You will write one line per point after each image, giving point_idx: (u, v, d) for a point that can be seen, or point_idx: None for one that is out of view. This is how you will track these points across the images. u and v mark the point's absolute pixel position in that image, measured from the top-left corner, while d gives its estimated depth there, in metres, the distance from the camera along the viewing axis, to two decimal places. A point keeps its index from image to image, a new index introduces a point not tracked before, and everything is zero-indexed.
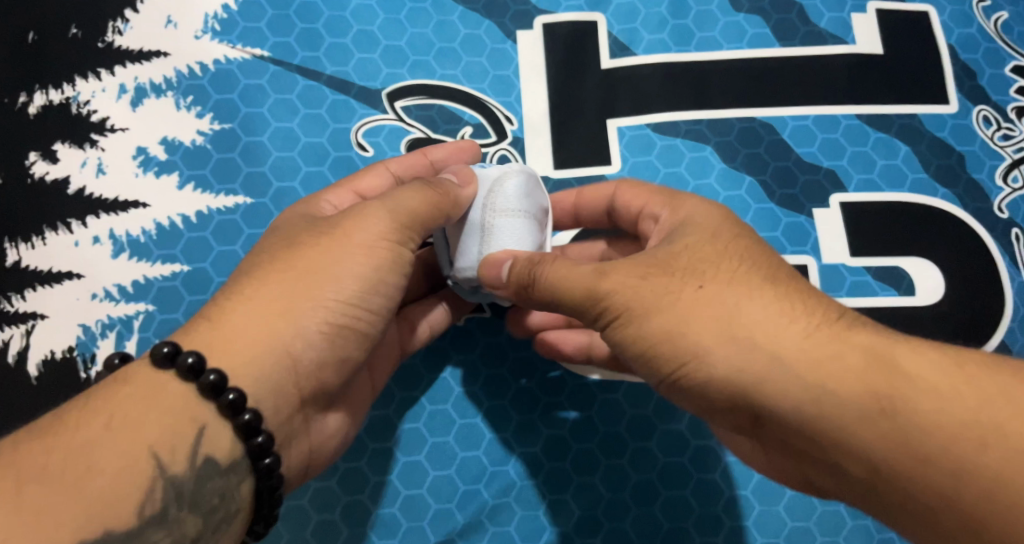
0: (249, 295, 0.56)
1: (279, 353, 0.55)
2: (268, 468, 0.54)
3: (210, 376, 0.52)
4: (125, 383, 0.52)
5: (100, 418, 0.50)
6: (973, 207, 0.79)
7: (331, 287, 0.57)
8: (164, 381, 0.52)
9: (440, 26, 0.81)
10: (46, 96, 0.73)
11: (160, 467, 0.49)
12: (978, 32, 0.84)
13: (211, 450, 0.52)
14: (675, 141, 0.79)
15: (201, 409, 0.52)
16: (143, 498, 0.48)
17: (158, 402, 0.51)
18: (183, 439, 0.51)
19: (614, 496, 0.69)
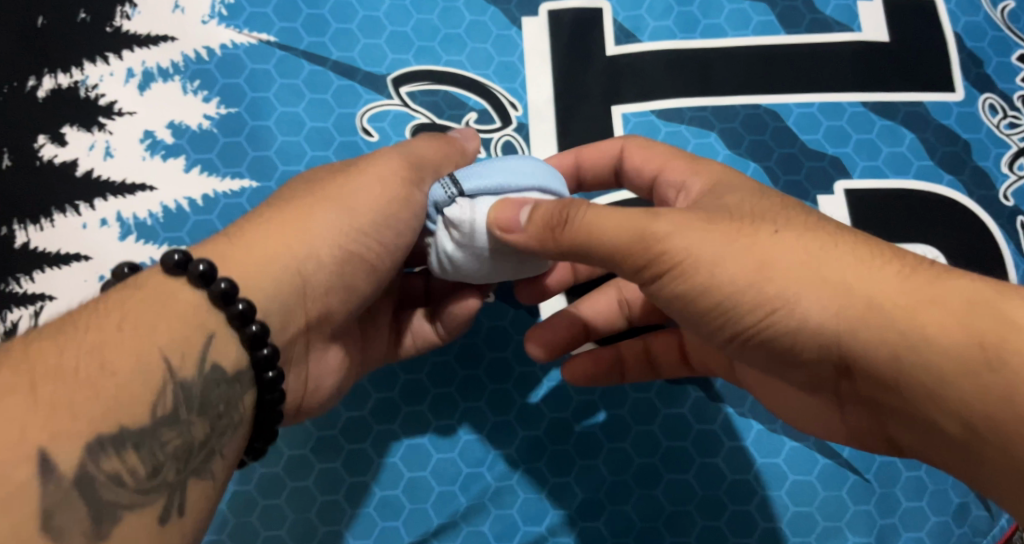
0: (267, 218, 0.58)
1: (294, 275, 0.57)
2: (270, 381, 0.54)
3: (221, 283, 0.52)
4: (135, 289, 0.52)
5: (112, 318, 0.50)
6: (978, 194, 0.78)
7: (346, 213, 0.59)
8: (174, 288, 0.52)
9: (445, 12, 0.81)
10: (54, 80, 0.74)
11: (170, 372, 0.49)
12: (984, 20, 0.84)
13: (218, 357, 0.52)
14: (679, 127, 0.80)
15: (209, 315, 0.52)
16: (155, 400, 0.48)
17: (169, 307, 0.51)
18: (193, 343, 0.51)
19: (616, 479, 0.69)
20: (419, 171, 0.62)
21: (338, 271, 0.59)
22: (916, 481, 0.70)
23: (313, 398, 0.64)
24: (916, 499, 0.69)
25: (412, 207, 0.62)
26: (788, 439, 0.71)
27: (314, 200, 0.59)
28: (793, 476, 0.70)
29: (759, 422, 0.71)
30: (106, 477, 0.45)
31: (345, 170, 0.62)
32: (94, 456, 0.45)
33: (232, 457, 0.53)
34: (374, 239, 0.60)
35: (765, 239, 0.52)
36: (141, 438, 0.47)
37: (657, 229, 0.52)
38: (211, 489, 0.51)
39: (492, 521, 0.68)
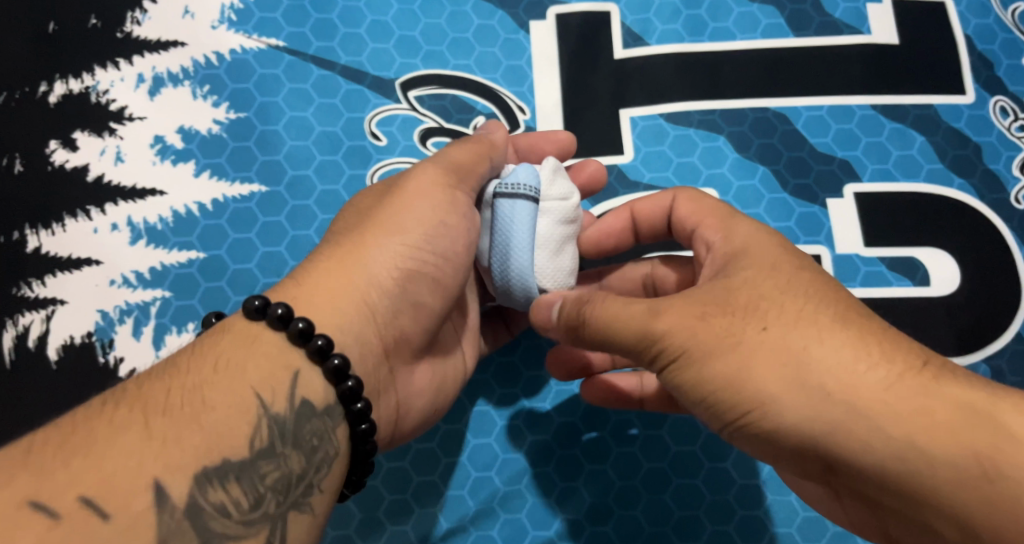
0: (334, 251, 0.59)
1: (362, 306, 0.57)
2: (359, 414, 0.54)
3: (300, 322, 0.53)
4: (223, 332, 0.54)
5: (206, 363, 0.52)
6: (989, 198, 0.78)
7: (403, 236, 0.59)
8: (256, 331, 0.54)
9: (453, 16, 0.82)
10: (65, 85, 0.75)
11: (264, 407, 0.51)
12: (995, 22, 0.84)
13: (306, 393, 0.53)
14: (688, 131, 0.79)
15: (293, 354, 0.54)
16: (252, 433, 0.50)
17: (256, 349, 0.53)
18: (281, 380, 0.52)
19: (625, 484, 0.69)
20: (460, 178, 0.62)
21: (402, 293, 0.59)
22: None
23: (406, 419, 0.63)
24: None
25: (461, 210, 0.62)
26: None
27: (369, 229, 0.60)
28: None
29: None
30: (213, 508, 0.47)
31: (398, 187, 0.62)
32: (201, 488, 0.47)
33: (332, 489, 0.53)
34: (430, 249, 0.60)
35: (753, 341, 0.51)
36: (240, 470, 0.49)
37: (655, 329, 0.53)
38: (314, 525, 0.52)
39: (500, 526, 0.68)
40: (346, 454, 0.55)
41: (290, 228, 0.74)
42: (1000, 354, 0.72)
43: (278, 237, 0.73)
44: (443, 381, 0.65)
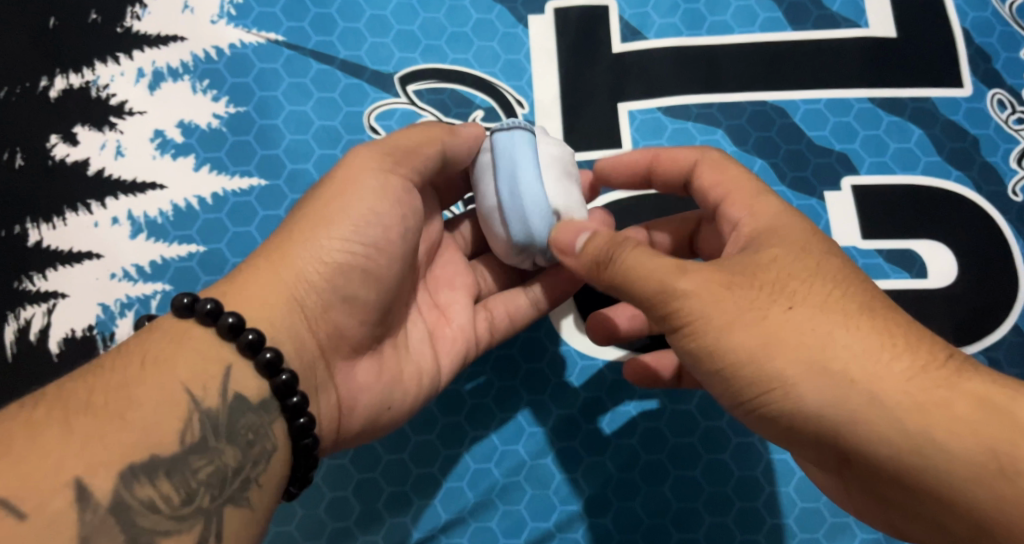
0: (268, 245, 0.59)
1: (287, 299, 0.57)
2: (295, 407, 0.53)
3: (229, 317, 0.53)
4: (152, 331, 0.53)
5: (133, 360, 0.51)
6: (987, 190, 0.78)
7: (335, 229, 0.58)
8: (186, 327, 0.53)
9: (452, 11, 0.82)
10: (66, 80, 0.75)
11: (194, 402, 0.50)
12: (992, 15, 0.84)
13: (239, 388, 0.52)
14: (686, 124, 0.80)
15: (223, 349, 0.53)
16: (182, 428, 0.49)
17: (184, 345, 0.52)
18: (211, 374, 0.52)
19: (624, 475, 0.70)
20: (396, 165, 0.61)
21: (330, 284, 0.58)
22: None
23: (351, 418, 0.60)
24: None
25: (397, 203, 0.60)
26: None
27: (305, 219, 0.59)
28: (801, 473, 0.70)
29: None
30: (141, 505, 0.46)
31: (331, 177, 0.61)
32: (127, 484, 0.46)
33: (272, 485, 0.53)
34: (360, 240, 0.58)
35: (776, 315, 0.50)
36: (171, 466, 0.48)
37: (678, 286, 0.52)
38: (254, 521, 0.51)
39: (500, 517, 0.68)
40: (285, 450, 0.54)
41: None
42: (997, 346, 0.73)
43: (278, 231, 0.74)
44: (393, 378, 0.63)
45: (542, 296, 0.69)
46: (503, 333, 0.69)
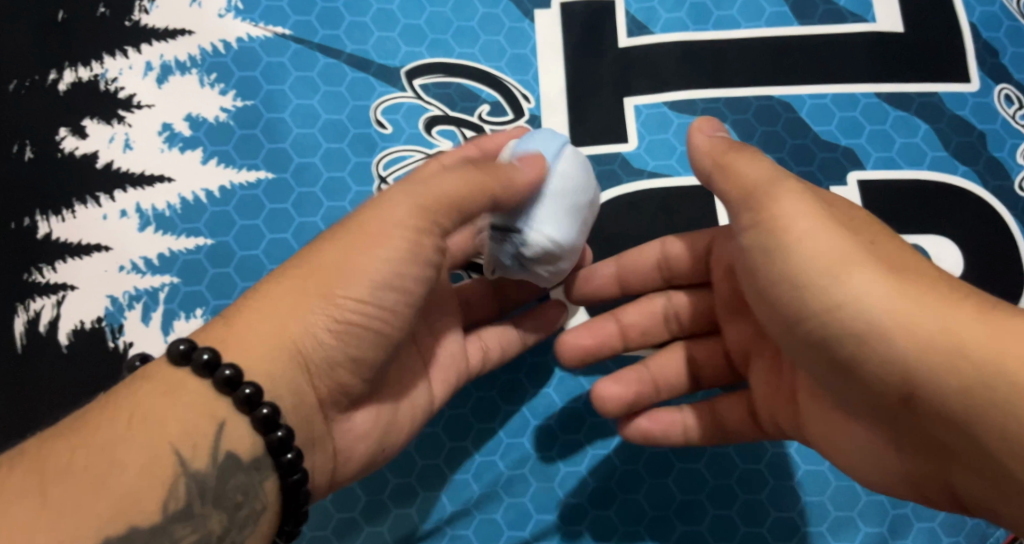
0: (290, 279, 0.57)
1: (288, 353, 0.55)
2: (291, 463, 0.54)
3: (226, 370, 0.52)
4: (146, 379, 0.53)
5: (122, 416, 0.51)
6: (993, 185, 0.78)
7: (353, 287, 0.56)
8: (182, 379, 0.53)
9: (458, 5, 0.82)
10: (75, 73, 0.76)
11: (182, 464, 0.50)
12: (1000, 10, 0.84)
13: (233, 446, 0.52)
14: (692, 119, 0.80)
15: (219, 404, 0.53)
16: (166, 496, 0.49)
17: (178, 399, 0.52)
18: (204, 435, 0.51)
19: (629, 468, 0.70)
20: (434, 220, 0.58)
21: (341, 344, 0.56)
22: None
23: (345, 468, 0.61)
24: None
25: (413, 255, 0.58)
26: None
27: (327, 269, 0.56)
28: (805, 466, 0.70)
29: None
30: None
31: (357, 222, 0.58)
32: None
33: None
34: (373, 303, 0.56)
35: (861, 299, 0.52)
36: (151, 537, 0.48)
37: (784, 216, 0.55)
38: None
39: (505, 509, 0.69)
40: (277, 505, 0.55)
41: (297, 214, 0.74)
42: None
43: (285, 224, 0.74)
44: (390, 422, 0.63)
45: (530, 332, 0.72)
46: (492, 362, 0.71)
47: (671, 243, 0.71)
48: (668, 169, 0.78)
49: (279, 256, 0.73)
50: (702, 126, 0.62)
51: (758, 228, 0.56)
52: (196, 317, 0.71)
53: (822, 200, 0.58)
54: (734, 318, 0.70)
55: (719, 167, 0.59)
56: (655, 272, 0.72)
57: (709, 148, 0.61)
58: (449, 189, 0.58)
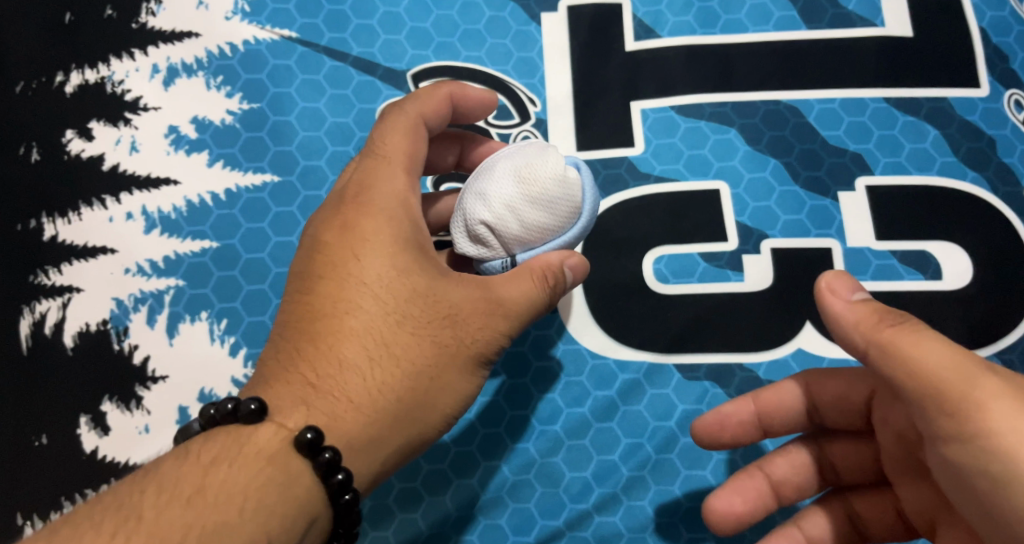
0: (364, 390, 0.53)
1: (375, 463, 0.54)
2: (352, 523, 0.53)
3: (307, 433, 0.50)
4: (266, 456, 0.51)
5: (235, 502, 0.49)
6: (1003, 191, 0.77)
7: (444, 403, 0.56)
8: (290, 460, 0.51)
9: (465, 8, 0.82)
10: (82, 76, 0.76)
11: None
12: (1010, 15, 0.83)
13: (310, 540, 0.52)
14: (699, 123, 0.79)
15: (317, 502, 0.52)
16: None
17: (289, 489, 0.50)
18: (296, 530, 0.50)
19: (634, 475, 0.69)
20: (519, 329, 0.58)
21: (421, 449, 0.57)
22: None
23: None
24: None
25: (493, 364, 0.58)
26: None
27: (406, 374, 0.54)
28: None
29: None
30: None
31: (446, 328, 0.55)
32: None
33: None
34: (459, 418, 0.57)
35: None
36: None
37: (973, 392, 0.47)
38: None
39: (510, 515, 0.69)
40: None
41: (302, 217, 0.74)
42: (1012, 348, 0.72)
43: (290, 227, 0.74)
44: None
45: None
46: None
47: (815, 388, 0.62)
48: (674, 174, 0.78)
49: (284, 259, 0.73)
50: (836, 288, 0.53)
51: (971, 442, 0.48)
52: (201, 320, 0.70)
53: (924, 325, 0.51)
54: (903, 478, 0.58)
55: (874, 347, 0.50)
56: (800, 416, 0.63)
57: (856, 320, 0.52)
58: (519, 295, 0.57)
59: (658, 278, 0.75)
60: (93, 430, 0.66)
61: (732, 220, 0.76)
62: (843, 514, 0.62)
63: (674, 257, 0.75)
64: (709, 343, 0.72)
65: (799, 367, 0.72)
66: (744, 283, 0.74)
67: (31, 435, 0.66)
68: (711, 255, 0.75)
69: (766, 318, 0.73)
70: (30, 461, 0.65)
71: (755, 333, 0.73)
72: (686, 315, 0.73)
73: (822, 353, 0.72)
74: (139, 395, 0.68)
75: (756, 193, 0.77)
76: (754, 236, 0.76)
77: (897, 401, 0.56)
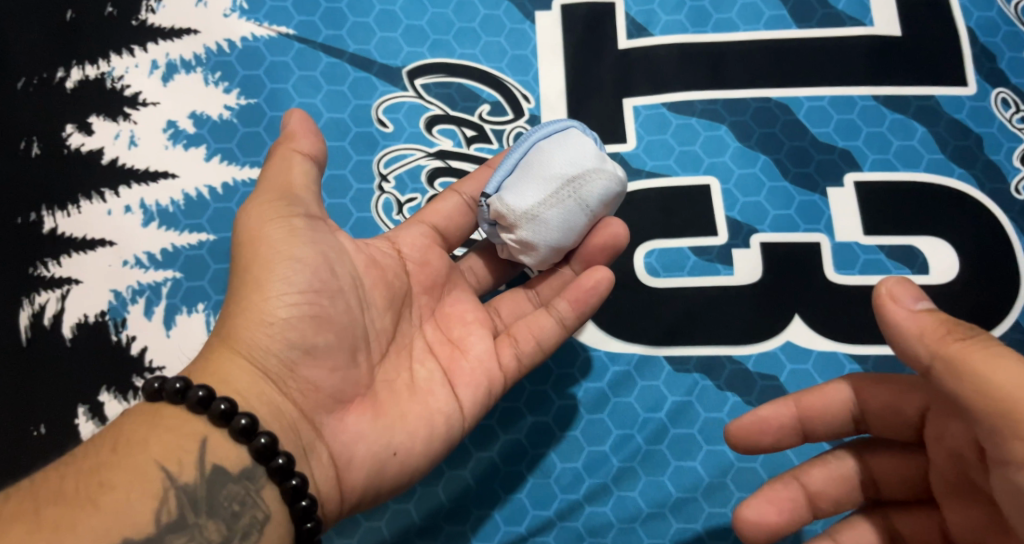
0: (215, 330, 0.59)
1: (245, 367, 0.57)
2: (263, 445, 0.54)
3: (198, 391, 0.54)
4: (129, 414, 0.55)
5: (108, 444, 0.52)
6: (989, 188, 0.78)
7: (271, 287, 0.57)
8: (158, 408, 0.55)
9: (460, 7, 0.83)
10: (82, 72, 0.77)
11: (170, 478, 0.51)
12: (997, 15, 0.84)
13: (216, 458, 0.53)
14: (690, 120, 0.80)
15: (198, 423, 0.54)
16: (158, 507, 0.50)
17: (159, 422, 0.54)
18: (184, 450, 0.53)
19: (625, 465, 0.70)
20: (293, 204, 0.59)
21: (280, 336, 0.57)
22: None
23: (349, 474, 0.59)
24: None
25: (311, 243, 0.59)
26: None
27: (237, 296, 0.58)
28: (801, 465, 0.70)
29: None
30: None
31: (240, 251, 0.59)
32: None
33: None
34: (294, 287, 0.57)
35: None
36: None
37: None
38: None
39: (501, 505, 0.69)
40: (281, 514, 0.54)
41: None
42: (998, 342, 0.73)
43: None
44: (394, 424, 0.60)
45: (568, 312, 0.66)
46: (531, 357, 0.67)
47: (864, 395, 0.58)
48: (665, 170, 0.79)
49: None
50: (897, 294, 0.51)
51: None
52: (198, 312, 0.71)
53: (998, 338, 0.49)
54: (949, 497, 0.55)
55: (940, 361, 0.49)
56: (846, 422, 0.59)
57: (919, 330, 0.50)
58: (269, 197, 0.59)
59: (649, 271, 0.76)
60: (90, 420, 0.67)
61: (722, 215, 0.77)
62: (883, 530, 0.58)
63: (665, 251, 0.76)
64: (701, 334, 0.73)
65: (788, 359, 0.73)
66: (734, 277, 0.75)
67: (30, 425, 0.67)
68: (701, 249, 0.76)
69: (756, 310, 0.74)
70: (28, 450, 0.66)
71: (745, 325, 0.74)
72: (678, 308, 0.74)
73: (811, 346, 0.73)
74: (136, 385, 0.68)
75: (746, 189, 0.78)
76: (743, 231, 0.77)
77: (957, 417, 0.53)
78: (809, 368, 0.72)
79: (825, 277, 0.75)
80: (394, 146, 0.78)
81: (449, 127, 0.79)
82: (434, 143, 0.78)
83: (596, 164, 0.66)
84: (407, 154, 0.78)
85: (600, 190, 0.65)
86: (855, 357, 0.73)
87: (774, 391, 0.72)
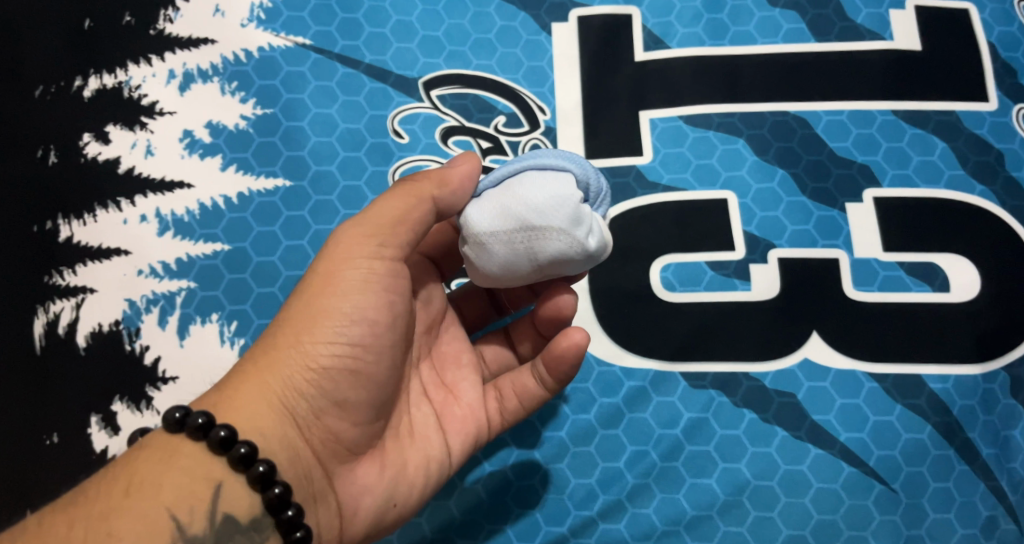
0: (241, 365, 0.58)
1: (276, 407, 0.56)
2: (278, 499, 0.54)
3: (220, 430, 0.54)
4: (143, 448, 0.54)
5: (119, 485, 0.52)
6: (1011, 204, 0.77)
7: (324, 333, 0.57)
8: (177, 443, 0.54)
9: (476, 18, 0.83)
10: (100, 80, 0.77)
11: (179, 529, 0.51)
12: (1018, 30, 0.83)
13: (229, 508, 0.53)
14: (707, 133, 0.80)
15: (215, 466, 0.54)
16: None
17: (175, 463, 0.53)
18: (197, 498, 0.52)
19: (639, 482, 0.70)
20: (384, 246, 0.58)
21: (317, 385, 0.57)
22: (943, 492, 0.69)
23: (353, 525, 0.59)
24: (943, 511, 0.69)
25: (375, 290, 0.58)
26: (813, 446, 0.70)
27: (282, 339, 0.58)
28: (817, 484, 0.69)
29: (784, 428, 0.71)
30: None
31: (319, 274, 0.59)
32: None
33: None
34: (345, 341, 0.57)
35: None
36: None
37: None
38: None
39: (515, 520, 0.69)
40: None
41: (313, 222, 0.75)
42: (1019, 362, 0.72)
43: (301, 231, 0.75)
44: (398, 475, 0.61)
45: (547, 376, 0.65)
46: (513, 416, 0.67)
47: None
48: (682, 183, 0.78)
49: (295, 262, 0.74)
50: None
51: None
52: (211, 322, 0.71)
53: None
54: None
55: None
56: None
57: None
58: (411, 219, 0.59)
59: (665, 286, 0.75)
60: (103, 429, 0.67)
61: (739, 230, 0.77)
62: None
63: (681, 265, 0.76)
64: (718, 350, 0.73)
65: (806, 376, 0.72)
66: (751, 292, 0.74)
67: (43, 434, 0.67)
68: (717, 264, 0.76)
69: (773, 327, 0.73)
70: (41, 460, 0.66)
71: (761, 341, 0.73)
72: (695, 323, 0.74)
73: (828, 363, 0.72)
74: (150, 395, 0.68)
75: (763, 204, 0.78)
76: (760, 246, 0.76)
77: None
78: (826, 386, 0.72)
79: (843, 294, 0.74)
80: (409, 157, 0.77)
81: (464, 138, 0.79)
82: (449, 155, 0.78)
83: (558, 223, 0.56)
84: (422, 165, 0.77)
85: (549, 245, 0.56)
86: (872, 375, 0.72)
87: (790, 408, 0.71)
